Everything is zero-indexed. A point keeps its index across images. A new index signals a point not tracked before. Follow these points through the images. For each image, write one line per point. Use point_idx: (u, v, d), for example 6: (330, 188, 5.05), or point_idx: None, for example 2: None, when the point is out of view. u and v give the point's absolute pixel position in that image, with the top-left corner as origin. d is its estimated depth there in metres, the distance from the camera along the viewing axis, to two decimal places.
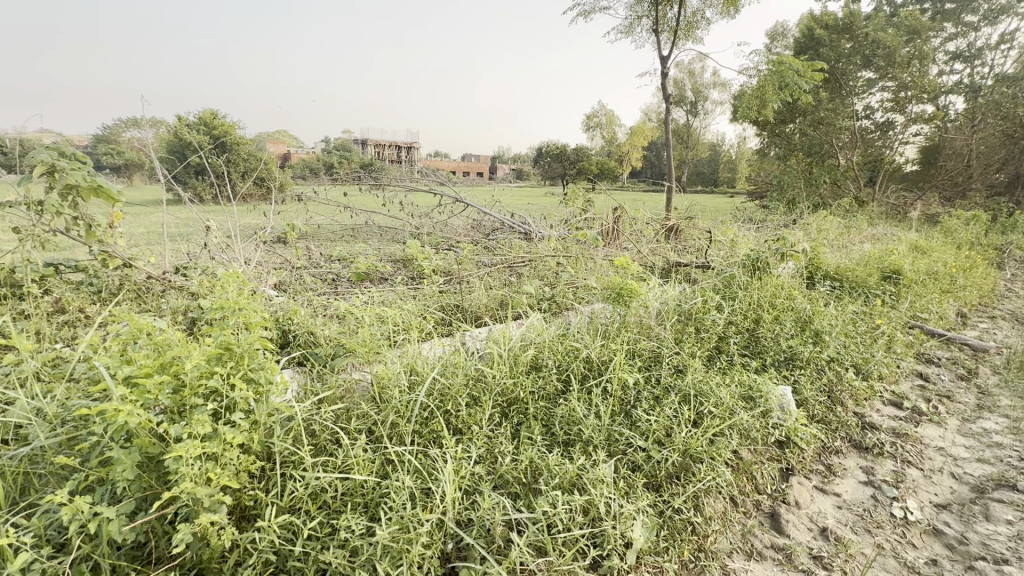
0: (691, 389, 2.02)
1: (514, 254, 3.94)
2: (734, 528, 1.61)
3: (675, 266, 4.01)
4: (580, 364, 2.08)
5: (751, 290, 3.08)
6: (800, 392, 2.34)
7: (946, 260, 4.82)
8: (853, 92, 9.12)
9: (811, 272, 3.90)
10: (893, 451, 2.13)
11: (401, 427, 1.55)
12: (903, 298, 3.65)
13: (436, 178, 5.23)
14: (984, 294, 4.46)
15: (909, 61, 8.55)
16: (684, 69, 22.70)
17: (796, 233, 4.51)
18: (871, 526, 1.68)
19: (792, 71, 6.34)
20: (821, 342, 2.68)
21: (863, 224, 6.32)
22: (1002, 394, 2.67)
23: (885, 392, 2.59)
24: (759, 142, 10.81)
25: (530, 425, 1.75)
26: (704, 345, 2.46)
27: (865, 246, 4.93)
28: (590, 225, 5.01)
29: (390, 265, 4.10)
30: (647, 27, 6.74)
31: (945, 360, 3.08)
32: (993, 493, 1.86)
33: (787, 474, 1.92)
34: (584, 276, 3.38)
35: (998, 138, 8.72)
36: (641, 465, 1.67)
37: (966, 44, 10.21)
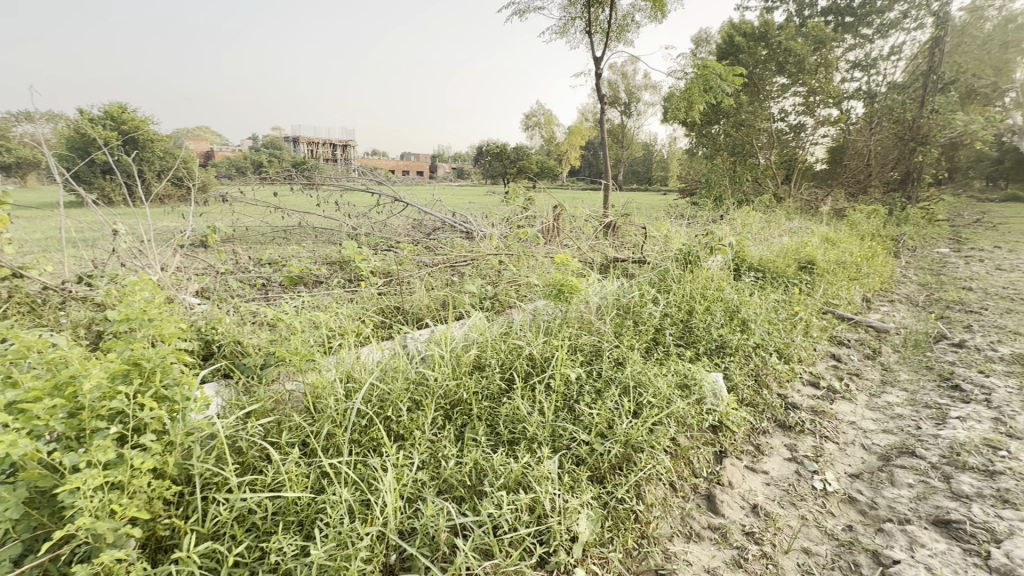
0: (630, 380, 2.08)
1: (456, 253, 3.89)
2: (674, 512, 1.68)
3: (613, 262, 4.12)
4: (523, 361, 2.07)
5: (684, 283, 3.23)
6: (730, 377, 2.48)
7: (853, 250, 5.30)
8: (769, 96, 9.84)
9: (737, 264, 4.15)
10: (812, 428, 2.30)
11: (338, 437, 1.48)
12: (817, 286, 3.97)
13: (373, 177, 5.06)
14: (884, 280, 4.94)
15: (816, 68, 9.33)
16: (617, 71, 23.47)
17: (723, 228, 4.79)
18: (795, 499, 1.81)
19: (714, 74, 6.71)
20: (747, 330, 2.86)
21: (782, 219, 6.82)
22: (901, 369, 2.97)
23: (805, 374, 2.80)
24: (687, 143, 11.40)
25: (473, 427, 1.72)
26: (642, 338, 2.54)
27: (783, 238, 5.33)
28: (531, 223, 5.06)
29: (326, 268, 3.92)
30: (580, 28, 6.89)
31: (854, 341, 3.38)
32: (897, 460, 2.05)
33: (721, 457, 2.03)
34: (526, 273, 3.39)
35: (892, 140, 9.61)
36: (586, 458, 1.69)
37: (863, 54, 11.36)
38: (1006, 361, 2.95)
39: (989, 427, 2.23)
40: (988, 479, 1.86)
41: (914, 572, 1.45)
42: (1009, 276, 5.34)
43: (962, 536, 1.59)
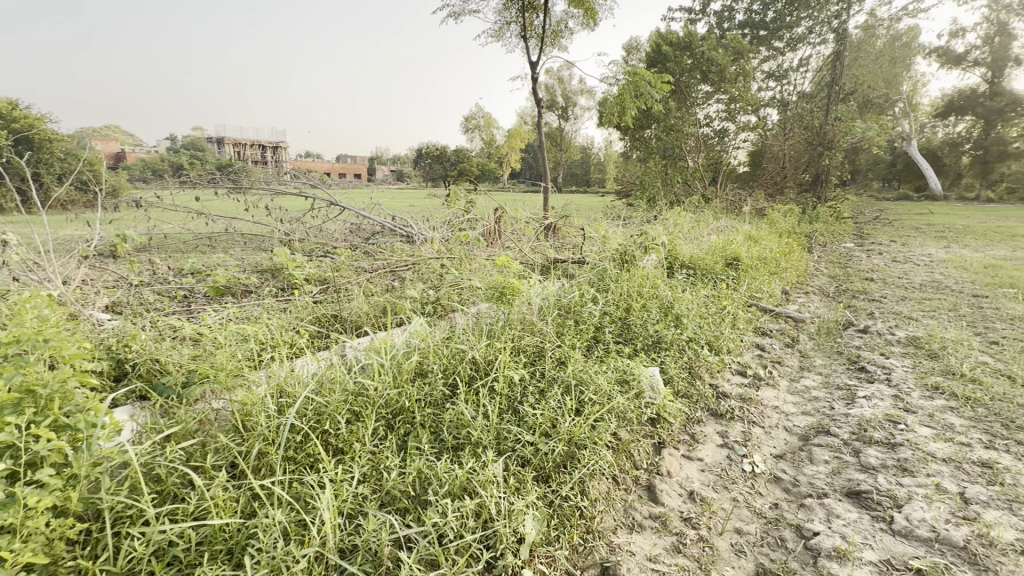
0: (572, 379, 2.12)
1: (396, 258, 3.81)
2: (618, 505, 1.73)
3: (554, 263, 4.19)
4: (466, 366, 2.05)
5: (621, 282, 3.35)
6: (666, 371, 2.59)
7: (772, 247, 5.72)
8: (695, 103, 10.42)
9: (670, 263, 4.35)
10: (741, 414, 2.45)
11: (271, 456, 1.40)
12: (743, 281, 4.25)
13: (306, 180, 4.85)
14: (800, 274, 5.37)
15: (736, 78, 9.99)
16: (554, 76, 23.94)
17: (657, 228, 5.01)
18: (727, 483, 1.92)
19: (644, 82, 7.03)
20: (681, 325, 3.01)
21: (710, 218, 7.23)
22: (816, 355, 3.24)
23: (733, 363, 2.98)
24: (622, 146, 11.82)
25: (416, 435, 1.69)
26: (583, 337, 2.61)
27: (711, 237, 5.65)
28: (473, 226, 5.03)
29: (256, 277, 3.70)
30: (515, 33, 6.98)
31: (776, 331, 3.64)
32: (815, 439, 2.23)
33: (660, 448, 2.11)
34: (468, 276, 3.37)
35: (803, 144, 10.30)
36: (531, 458, 1.71)
37: (777, 65, 12.33)
38: (903, 344, 3.29)
39: (890, 403, 2.48)
40: (891, 451, 2.07)
41: (831, 541, 1.58)
42: (903, 267, 5.97)
43: (871, 504, 1.75)
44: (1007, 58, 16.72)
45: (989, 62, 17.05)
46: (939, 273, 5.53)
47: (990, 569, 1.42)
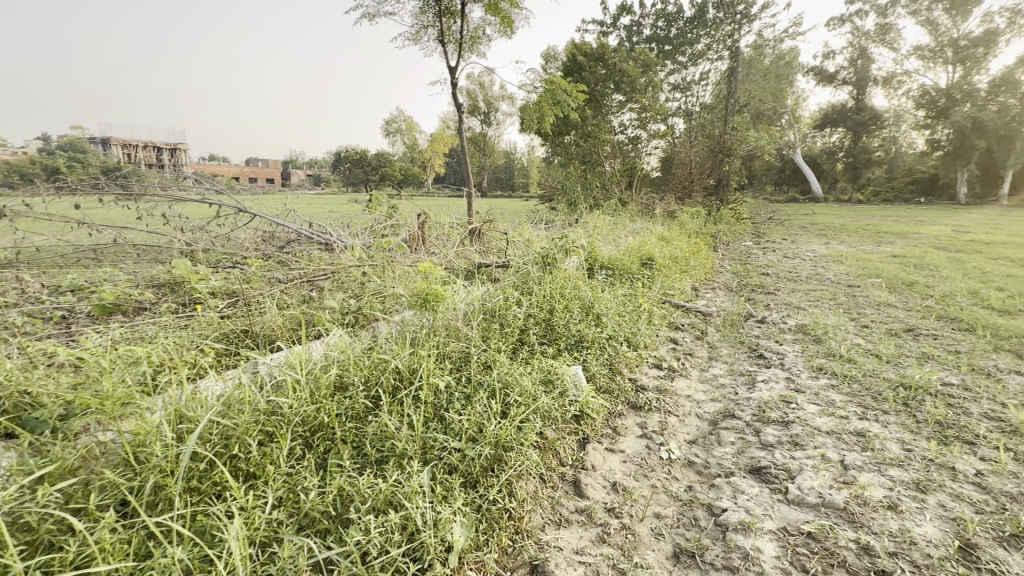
0: (498, 382, 2.14)
1: (313, 267, 3.62)
2: (545, 503, 1.77)
3: (478, 267, 4.19)
4: (390, 376, 2.00)
5: (544, 284, 3.44)
6: (588, 368, 2.69)
7: (682, 247, 6.15)
8: (610, 111, 10.96)
9: (590, 264, 4.53)
10: (657, 405, 2.61)
11: (168, 489, 1.28)
12: (657, 280, 4.52)
13: (210, 186, 4.48)
14: (707, 271, 5.82)
15: (646, 88, 10.62)
16: (475, 82, 24.01)
17: (577, 231, 5.20)
18: (647, 471, 2.03)
19: (560, 90, 7.28)
20: (601, 323, 3.15)
21: (626, 221, 7.63)
22: (722, 345, 3.52)
23: (650, 358, 3.16)
24: (544, 152, 12.15)
25: (338, 452, 1.62)
26: (508, 340, 2.64)
27: (628, 238, 5.98)
28: (396, 232, 4.92)
29: (151, 292, 3.35)
30: (433, 37, 6.94)
31: (687, 325, 3.91)
32: (722, 423, 2.42)
33: (584, 443, 2.19)
34: (390, 283, 3.30)
35: (706, 152, 11.18)
36: (458, 464, 1.70)
37: (681, 78, 13.35)
38: (793, 331, 3.68)
39: (784, 385, 2.76)
40: (785, 428, 2.30)
41: (737, 515, 1.72)
42: (793, 262, 6.66)
43: (770, 478, 1.94)
44: (868, 78, 19.28)
45: (854, 81, 19.57)
46: (821, 267, 6.24)
47: (865, 525, 1.63)
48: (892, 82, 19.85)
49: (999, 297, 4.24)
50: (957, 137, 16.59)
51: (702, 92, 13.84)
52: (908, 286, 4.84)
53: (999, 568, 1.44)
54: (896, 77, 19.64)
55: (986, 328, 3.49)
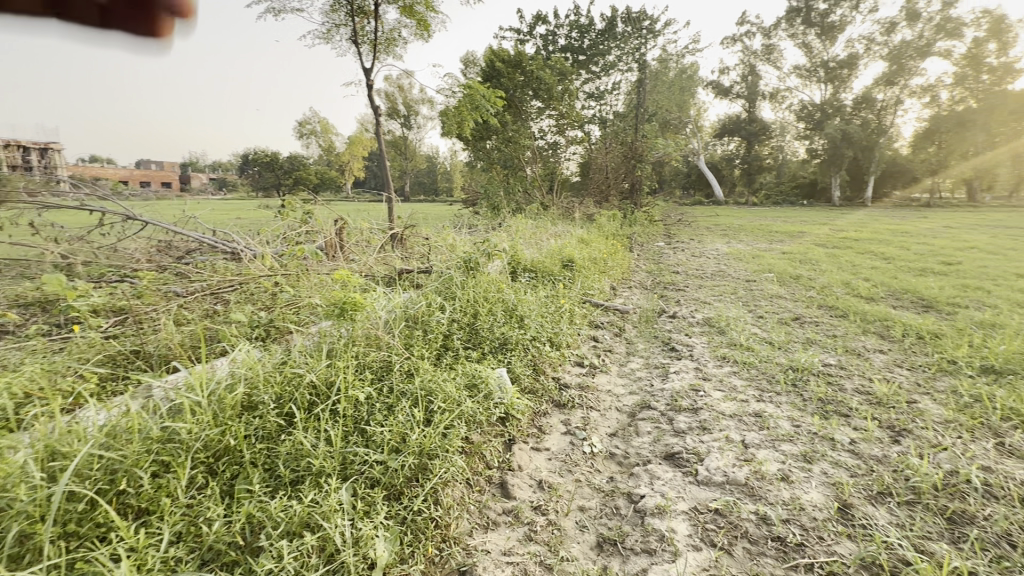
0: (421, 390, 2.10)
1: (217, 278, 3.35)
2: (472, 508, 1.76)
3: (401, 273, 4.09)
4: (305, 391, 1.89)
5: (467, 288, 3.43)
6: (513, 370, 2.73)
7: (600, 249, 6.43)
8: (529, 117, 11.21)
9: (514, 267, 4.60)
10: (580, 401, 2.70)
11: (37, 536, 1.12)
12: (577, 281, 4.70)
13: (89, 191, 3.99)
14: (624, 271, 6.13)
15: (562, 96, 10.99)
16: (394, 84, 23.47)
17: (500, 235, 5.25)
18: (571, 466, 2.09)
19: (479, 95, 7.34)
20: (524, 325, 3.21)
21: (548, 224, 7.84)
22: (638, 340, 3.73)
23: (572, 356, 3.27)
24: (466, 156, 12.16)
25: (246, 476, 1.51)
26: (431, 346, 2.60)
27: (549, 240, 6.14)
28: (311, 239, 4.68)
29: (16, 313, 2.92)
30: (345, 36, 6.70)
31: (607, 323, 4.09)
32: (639, 414, 2.56)
33: (510, 444, 2.22)
34: (305, 294, 3.14)
35: (620, 158, 11.78)
36: (380, 477, 1.65)
37: (595, 87, 13.99)
38: (700, 324, 3.98)
39: (693, 374, 2.97)
40: (694, 414, 2.48)
41: (654, 500, 1.83)
42: (699, 260, 7.20)
43: (682, 462, 2.07)
44: (757, 93, 21.36)
45: (746, 95, 21.59)
46: (723, 264, 6.81)
47: (763, 497, 1.80)
48: (778, 97, 22.16)
49: (865, 287, 4.88)
50: (831, 147, 18.85)
51: (615, 101, 14.58)
52: (795, 279, 5.42)
53: (868, 523, 1.65)
54: (780, 92, 21.96)
55: (856, 314, 4.00)
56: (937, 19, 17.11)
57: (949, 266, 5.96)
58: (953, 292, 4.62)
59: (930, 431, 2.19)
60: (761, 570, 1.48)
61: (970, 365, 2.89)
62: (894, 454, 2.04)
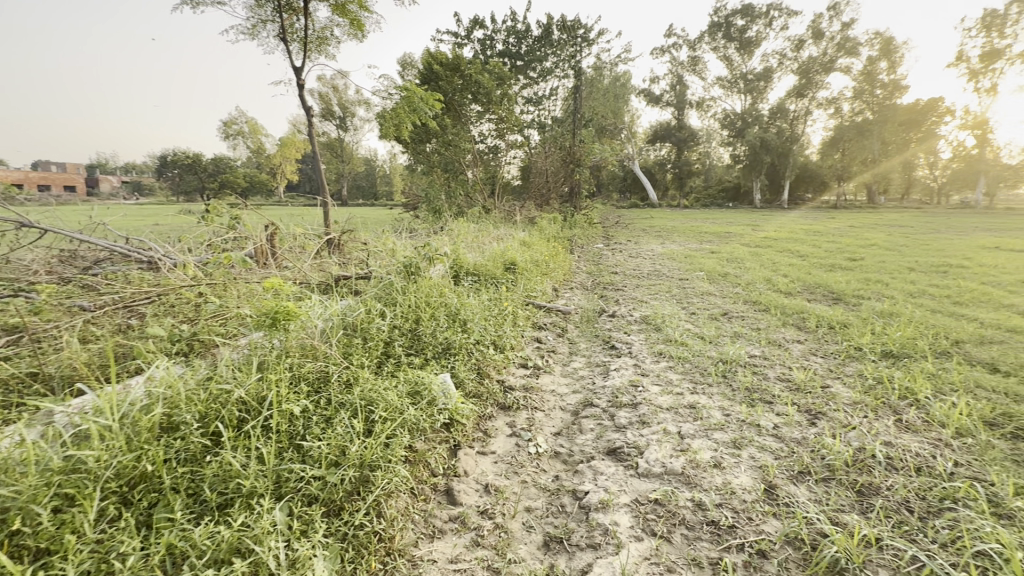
0: (361, 400, 2.03)
1: (131, 290, 3.07)
2: (417, 518, 1.73)
3: (338, 280, 3.95)
4: (233, 408, 1.77)
5: (408, 294, 3.37)
6: (457, 375, 2.70)
7: (542, 251, 6.54)
8: (469, 121, 11.19)
9: (456, 271, 4.57)
10: (525, 403, 2.72)
11: None
12: (519, 284, 4.75)
13: None
14: (565, 272, 6.26)
15: (502, 101, 11.05)
16: (328, 84, 22.65)
17: (441, 239, 5.20)
18: (517, 468, 2.10)
19: (417, 98, 7.24)
20: (468, 330, 3.20)
21: (490, 227, 7.86)
22: (579, 340, 3.82)
23: (516, 358, 3.29)
24: (406, 159, 11.95)
25: (167, 504, 1.39)
26: (372, 355, 2.53)
27: (492, 243, 6.16)
28: (240, 246, 4.41)
29: None
30: (273, 33, 6.38)
31: (550, 324, 4.16)
32: (582, 412, 2.62)
33: (455, 450, 2.19)
34: (233, 304, 2.95)
35: (560, 162, 12.06)
36: (318, 494, 1.58)
37: (533, 93, 14.23)
38: (638, 322, 4.14)
39: (632, 371, 3.08)
40: (634, 409, 2.57)
41: (597, 495, 1.87)
42: (636, 261, 7.49)
43: (623, 456, 2.14)
44: (685, 101, 22.58)
45: (675, 103, 22.75)
46: (658, 263, 7.13)
47: (698, 484, 1.89)
48: (703, 106, 23.54)
49: (784, 283, 5.28)
50: (751, 153, 20.26)
51: (553, 107, 14.89)
52: (723, 277, 5.77)
53: (790, 501, 1.78)
54: (705, 102, 23.35)
55: (777, 307, 4.32)
56: (838, 38, 18.89)
57: (854, 262, 6.57)
58: (858, 285, 5.09)
59: (841, 413, 2.40)
60: (698, 553, 1.55)
61: (873, 351, 3.20)
62: (812, 435, 2.21)
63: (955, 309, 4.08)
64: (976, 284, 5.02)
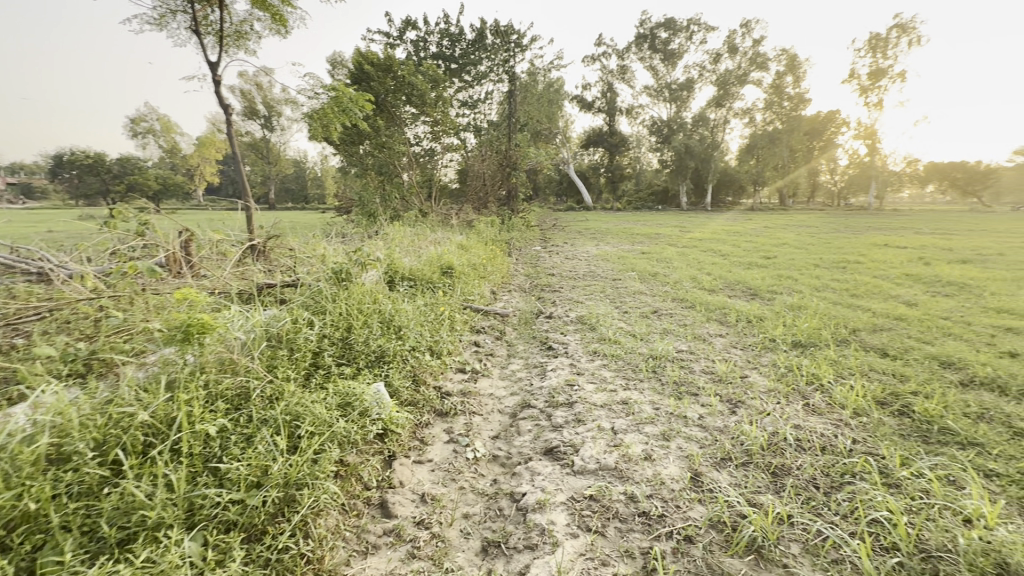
0: (286, 415, 1.93)
1: (13, 306, 2.71)
2: (348, 535, 1.66)
3: (262, 288, 3.71)
4: (138, 432, 1.62)
5: (339, 301, 3.23)
6: (391, 384, 2.63)
7: (480, 254, 6.53)
8: (403, 123, 10.94)
9: (391, 276, 4.46)
10: (462, 408, 2.70)
11: None
12: (456, 288, 4.71)
13: None
14: (503, 275, 6.30)
15: (436, 103, 10.89)
16: (250, 81, 21.34)
17: (375, 244, 5.05)
18: (454, 475, 2.07)
19: (346, 98, 7.00)
20: (403, 336, 3.13)
21: (428, 231, 7.74)
22: (517, 342, 3.84)
23: (454, 363, 3.25)
24: (337, 161, 11.50)
25: (55, 545, 1.24)
26: (299, 366, 2.40)
27: (428, 247, 6.07)
28: (148, 254, 4.04)
29: None
30: (183, 24, 5.91)
31: (488, 327, 4.15)
32: (520, 413, 2.64)
33: (390, 461, 2.13)
34: (140, 318, 2.69)
35: (496, 166, 12.12)
36: (237, 519, 1.47)
37: (468, 96, 14.21)
38: (574, 322, 4.24)
39: (568, 370, 3.15)
40: (569, 408, 2.62)
41: (534, 496, 1.89)
42: (573, 262, 7.67)
43: (560, 456, 2.18)
44: (615, 108, 23.46)
45: (607, 110, 23.56)
46: (593, 264, 7.34)
47: (630, 477, 1.96)
48: (633, 113, 24.57)
49: (708, 280, 5.62)
50: (677, 159, 21.40)
51: (488, 110, 14.95)
52: (653, 276, 6.04)
53: (713, 486, 1.88)
54: (634, 109, 24.38)
55: (701, 304, 4.58)
56: (750, 53, 20.42)
57: (768, 260, 7.11)
58: (772, 281, 5.52)
59: (757, 400, 2.58)
60: (631, 544, 1.61)
61: (784, 341, 3.47)
62: (732, 423, 2.36)
63: (852, 301, 4.53)
64: (870, 278, 5.60)
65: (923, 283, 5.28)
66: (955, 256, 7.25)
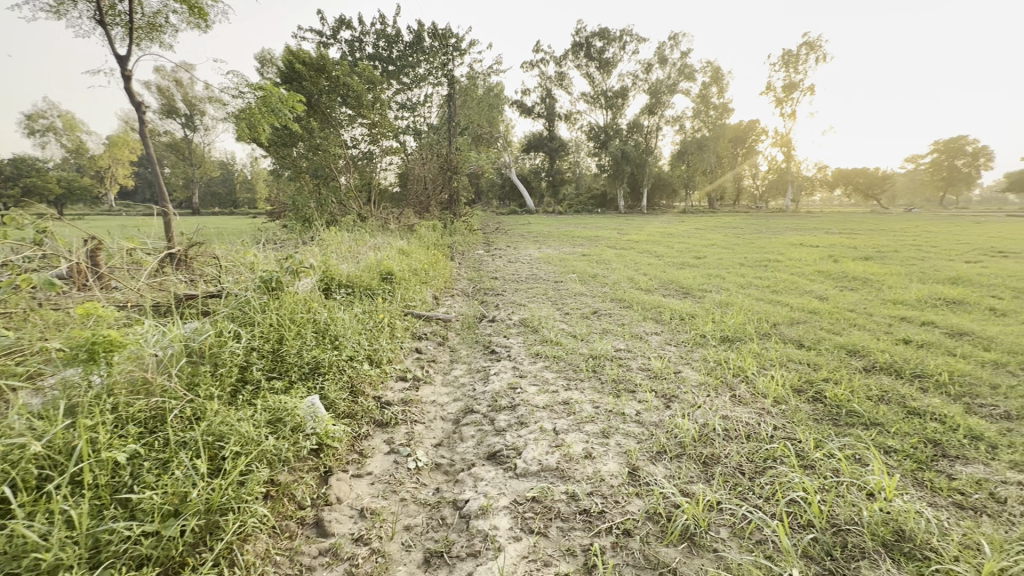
0: (208, 435, 1.80)
1: None
2: (279, 559, 1.57)
3: (183, 300, 3.45)
4: (32, 464, 1.45)
5: (269, 312, 3.06)
6: (326, 397, 2.52)
7: (421, 259, 6.42)
8: (340, 124, 10.50)
9: (327, 283, 4.28)
10: (404, 417, 2.63)
11: None
12: (397, 293, 4.61)
13: None
14: (446, 280, 6.23)
15: (373, 105, 10.58)
16: (168, 77, 19.83)
17: (309, 250, 4.84)
18: (395, 486, 2.02)
19: (275, 98, 6.67)
20: (339, 346, 3.01)
21: (367, 236, 7.50)
22: (460, 347, 3.81)
23: (395, 371, 3.18)
24: (268, 164, 10.94)
25: None
26: (224, 383, 2.26)
27: (367, 253, 5.90)
28: (47, 265, 3.64)
29: None
30: (86, 13, 5.41)
31: (430, 333, 4.09)
32: (463, 419, 2.62)
33: (326, 477, 2.04)
34: (36, 337, 2.42)
35: (438, 169, 11.99)
36: (150, 553, 1.35)
37: (406, 98, 13.99)
38: (517, 325, 4.27)
39: (510, 373, 3.17)
40: (512, 412, 2.63)
41: (477, 502, 1.88)
42: (515, 266, 7.72)
43: (502, 459, 2.18)
44: (555, 114, 23.95)
45: (546, 115, 23.99)
46: (535, 267, 7.43)
47: (571, 476, 2.00)
48: (572, 119, 25.17)
49: (644, 281, 5.84)
50: (614, 164, 22.16)
51: (428, 113, 14.79)
52: (593, 278, 6.20)
53: (650, 479, 1.96)
54: (573, 115, 24.99)
55: (638, 304, 4.76)
56: (679, 64, 21.54)
57: (699, 261, 7.50)
58: (702, 280, 5.83)
59: (690, 394, 2.71)
60: (572, 543, 1.63)
61: (714, 337, 3.67)
62: (667, 417, 2.47)
63: (773, 297, 4.86)
64: (788, 276, 6.04)
65: (833, 279, 5.77)
66: (858, 253, 8.00)
